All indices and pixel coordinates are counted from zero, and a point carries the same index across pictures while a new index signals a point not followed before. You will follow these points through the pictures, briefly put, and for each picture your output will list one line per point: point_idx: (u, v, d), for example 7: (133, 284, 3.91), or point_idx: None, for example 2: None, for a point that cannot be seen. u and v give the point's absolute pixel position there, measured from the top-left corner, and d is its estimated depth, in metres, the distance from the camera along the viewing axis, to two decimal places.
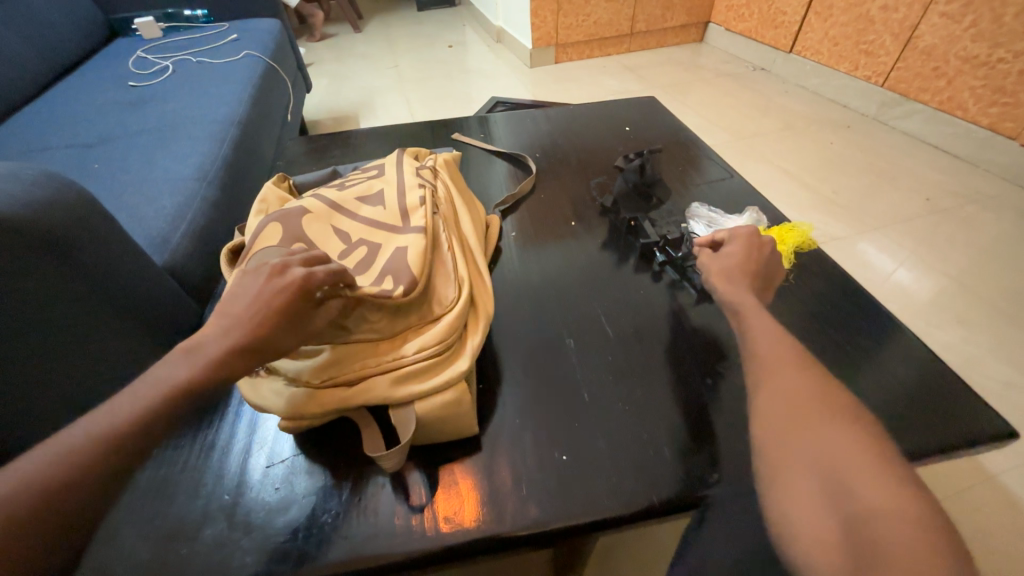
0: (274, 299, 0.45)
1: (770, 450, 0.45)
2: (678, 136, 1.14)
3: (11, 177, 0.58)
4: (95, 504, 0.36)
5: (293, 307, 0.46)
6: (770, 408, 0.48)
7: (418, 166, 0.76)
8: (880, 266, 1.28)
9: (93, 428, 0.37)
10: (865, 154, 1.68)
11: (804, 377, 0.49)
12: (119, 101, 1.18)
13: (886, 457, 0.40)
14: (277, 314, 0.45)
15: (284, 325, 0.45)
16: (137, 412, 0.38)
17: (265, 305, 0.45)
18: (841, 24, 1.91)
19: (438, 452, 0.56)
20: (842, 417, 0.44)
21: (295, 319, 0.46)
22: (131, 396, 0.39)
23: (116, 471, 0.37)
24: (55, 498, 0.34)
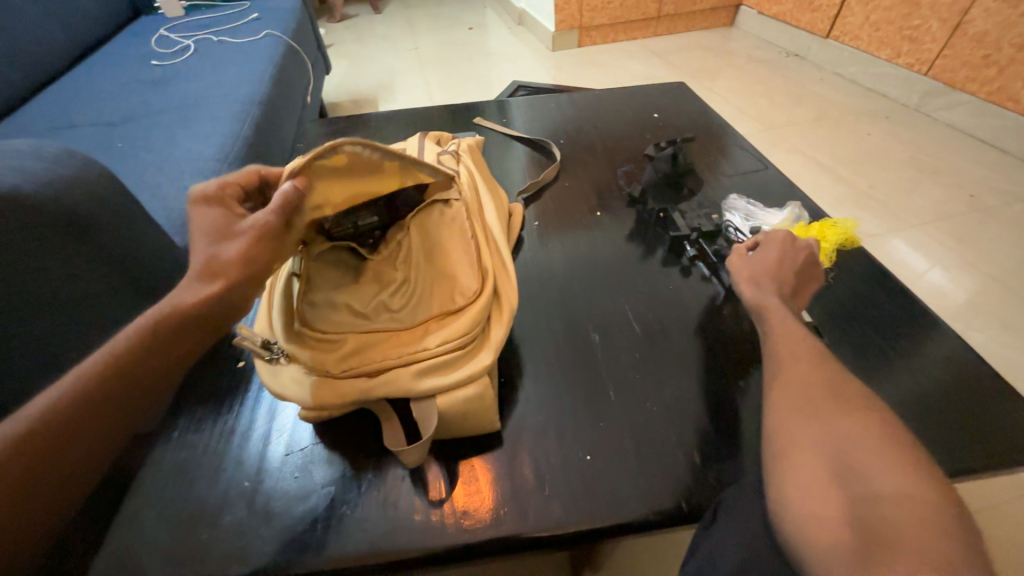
0: (197, 219, 0.47)
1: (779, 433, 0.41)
2: (709, 124, 1.09)
3: (32, 155, 0.57)
4: (79, 438, 0.39)
5: (215, 214, 0.48)
6: (775, 394, 0.45)
7: (440, 151, 0.73)
8: (914, 265, 1.22)
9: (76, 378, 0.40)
10: (904, 146, 1.60)
11: (814, 363, 0.45)
12: (142, 79, 1.18)
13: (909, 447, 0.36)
14: (208, 227, 0.46)
15: (222, 232, 0.46)
16: (111, 358, 0.41)
17: (196, 227, 0.46)
18: (884, 8, 1.80)
19: (459, 446, 0.55)
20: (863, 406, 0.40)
21: (225, 222, 0.47)
22: (108, 347, 0.42)
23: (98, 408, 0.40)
24: (46, 432, 0.39)
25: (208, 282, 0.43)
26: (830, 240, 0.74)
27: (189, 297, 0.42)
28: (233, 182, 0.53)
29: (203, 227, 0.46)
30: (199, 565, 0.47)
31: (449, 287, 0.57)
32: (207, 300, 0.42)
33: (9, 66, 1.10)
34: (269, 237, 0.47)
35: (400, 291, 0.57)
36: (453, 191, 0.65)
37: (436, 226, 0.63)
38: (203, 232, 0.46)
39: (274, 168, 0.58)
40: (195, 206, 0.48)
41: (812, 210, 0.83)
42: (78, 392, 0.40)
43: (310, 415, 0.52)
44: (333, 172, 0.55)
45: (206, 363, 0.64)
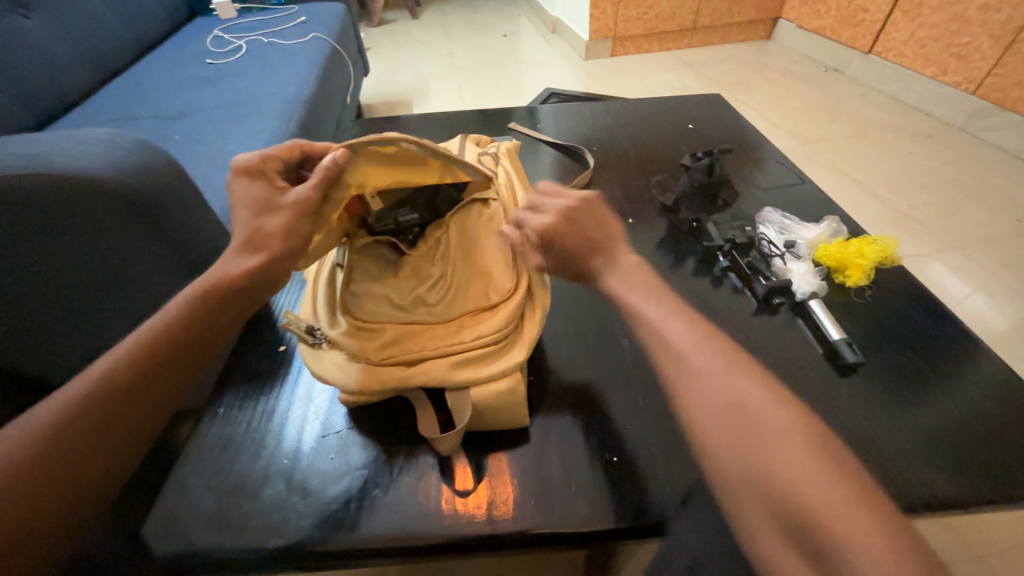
0: (239, 191, 0.51)
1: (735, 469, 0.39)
2: (744, 137, 1.08)
3: (110, 143, 0.62)
4: (132, 398, 0.40)
5: (257, 188, 0.50)
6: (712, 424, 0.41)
7: (480, 152, 0.76)
8: (952, 288, 1.19)
9: (126, 345, 0.42)
10: (947, 167, 1.55)
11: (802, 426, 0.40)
12: (198, 77, 1.25)
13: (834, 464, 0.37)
14: (251, 200, 0.50)
15: (264, 206, 0.49)
16: (162, 327, 0.43)
17: (239, 200, 0.50)
18: (930, 25, 1.75)
19: (488, 438, 0.57)
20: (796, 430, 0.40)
21: (268, 195, 0.50)
22: (158, 317, 0.44)
23: (154, 373, 0.42)
24: (105, 392, 0.40)
25: (249, 257, 0.47)
26: (870, 256, 0.73)
27: (234, 270, 0.47)
28: (276, 156, 0.54)
29: (245, 199, 0.50)
30: (240, 535, 0.49)
31: (484, 283, 0.59)
32: (249, 274, 0.47)
33: (79, 61, 1.18)
34: (308, 211, 0.50)
35: (437, 286, 0.59)
36: (492, 192, 0.67)
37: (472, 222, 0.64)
38: (245, 204, 0.50)
39: (318, 144, 0.58)
40: (238, 177, 0.51)
41: (850, 227, 0.82)
42: (130, 358, 0.42)
43: (350, 399, 0.54)
44: (382, 163, 0.54)
45: (251, 346, 0.67)
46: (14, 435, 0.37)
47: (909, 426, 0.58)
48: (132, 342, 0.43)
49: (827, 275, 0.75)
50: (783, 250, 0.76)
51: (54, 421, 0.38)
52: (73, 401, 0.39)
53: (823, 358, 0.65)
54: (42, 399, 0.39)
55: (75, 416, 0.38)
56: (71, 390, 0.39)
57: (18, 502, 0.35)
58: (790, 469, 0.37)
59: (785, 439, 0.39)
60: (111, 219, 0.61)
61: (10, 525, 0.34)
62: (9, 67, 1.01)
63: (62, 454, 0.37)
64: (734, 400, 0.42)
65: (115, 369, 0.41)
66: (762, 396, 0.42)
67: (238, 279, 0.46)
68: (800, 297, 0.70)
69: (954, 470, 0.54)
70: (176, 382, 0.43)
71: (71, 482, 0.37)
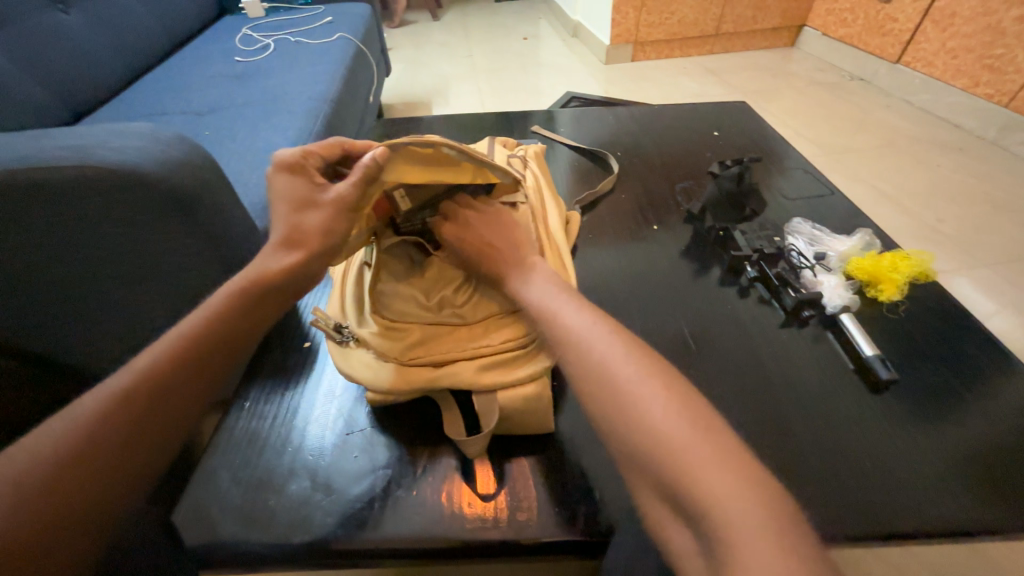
0: (280, 186, 0.51)
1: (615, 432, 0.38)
2: (771, 145, 1.07)
3: (151, 137, 0.63)
4: (168, 392, 0.41)
5: (297, 184, 0.51)
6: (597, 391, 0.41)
7: (509, 155, 0.76)
8: (979, 305, 1.16)
9: (168, 338, 0.43)
10: (976, 180, 1.51)
11: (679, 394, 0.38)
12: (228, 74, 1.27)
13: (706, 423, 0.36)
14: (291, 196, 0.50)
15: (304, 202, 0.50)
16: (203, 321, 0.44)
17: (280, 195, 0.51)
18: (962, 35, 1.71)
19: (512, 444, 0.57)
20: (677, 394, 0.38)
21: (309, 191, 0.51)
22: (199, 310, 0.45)
23: (191, 367, 0.42)
24: (144, 384, 0.40)
25: (288, 253, 0.49)
26: (903, 271, 0.72)
27: (274, 265, 0.48)
28: (317, 152, 0.55)
29: (286, 194, 0.51)
30: (265, 529, 0.50)
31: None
32: (287, 269, 0.48)
33: (115, 56, 1.21)
34: (347, 209, 0.51)
35: (464, 289, 0.58)
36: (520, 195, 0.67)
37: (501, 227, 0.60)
38: (286, 200, 0.50)
39: (359, 141, 0.58)
40: (279, 172, 0.52)
41: (882, 240, 0.80)
42: (171, 351, 0.42)
43: (377, 398, 0.55)
44: (419, 164, 0.53)
45: (279, 341, 0.68)
46: (59, 426, 0.38)
47: (945, 448, 0.56)
48: (172, 336, 0.43)
49: (858, 289, 0.73)
50: (813, 262, 0.74)
51: (98, 412, 0.38)
52: (116, 394, 0.40)
53: (854, 374, 0.63)
54: (85, 392, 0.40)
55: (118, 408, 0.39)
56: (115, 382, 0.40)
57: (64, 492, 0.35)
58: (661, 435, 0.35)
59: (650, 404, 0.37)
60: (149, 211, 0.62)
61: (58, 514, 0.35)
62: (50, 61, 1.05)
63: (105, 445, 0.37)
64: (607, 377, 0.40)
65: (156, 363, 0.41)
66: (633, 368, 0.40)
67: (277, 275, 0.48)
68: (831, 310, 0.69)
69: (992, 495, 0.52)
70: (213, 376, 0.44)
71: (116, 472, 0.37)
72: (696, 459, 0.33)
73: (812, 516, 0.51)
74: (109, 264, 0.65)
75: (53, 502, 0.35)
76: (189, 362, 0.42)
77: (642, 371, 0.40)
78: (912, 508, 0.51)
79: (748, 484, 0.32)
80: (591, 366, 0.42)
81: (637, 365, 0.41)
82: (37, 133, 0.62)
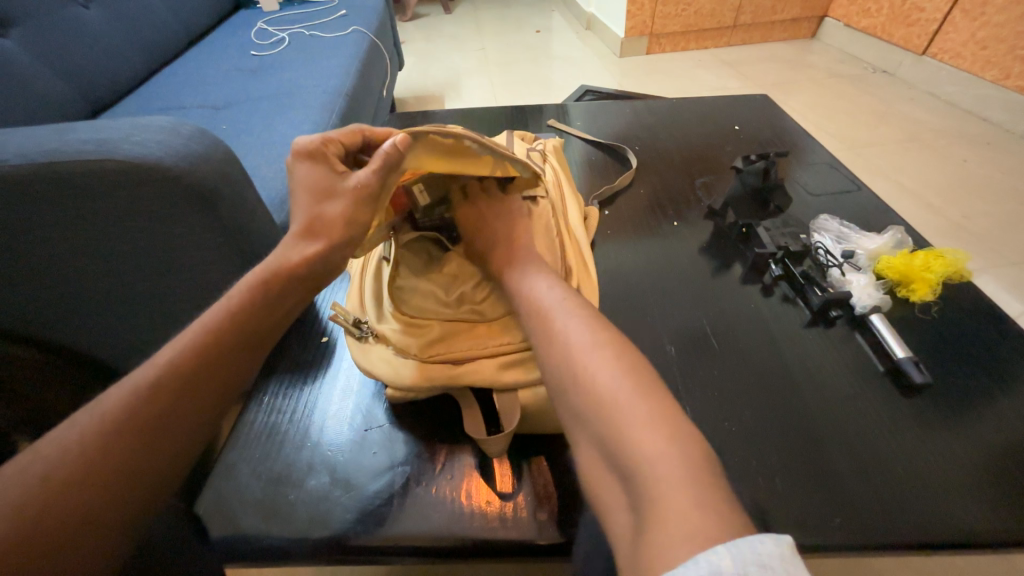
0: (301, 175, 0.51)
1: (565, 392, 0.42)
2: (793, 139, 1.04)
3: (172, 130, 0.62)
4: (194, 384, 0.41)
5: (317, 172, 0.50)
6: (554, 356, 0.45)
7: (529, 148, 0.75)
8: (1007, 305, 1.12)
9: (191, 331, 0.43)
10: (1004, 176, 1.46)
11: (627, 359, 0.42)
12: (244, 67, 1.27)
13: (648, 387, 0.39)
14: (312, 186, 0.50)
15: (325, 191, 0.49)
16: (225, 314, 0.44)
17: (301, 184, 0.50)
18: (993, 25, 1.64)
19: (532, 443, 0.56)
20: (625, 361, 0.42)
21: (328, 180, 0.50)
22: (221, 302, 0.45)
23: (214, 361, 0.42)
24: (168, 376, 0.40)
25: (308, 244, 0.48)
26: (936, 270, 0.69)
27: (295, 256, 0.48)
28: (337, 139, 0.54)
29: (307, 183, 0.50)
30: (286, 523, 0.50)
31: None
32: (309, 260, 0.48)
33: (133, 51, 1.22)
34: (367, 198, 0.49)
35: (483, 284, 0.58)
36: (539, 189, 0.66)
37: (518, 221, 0.60)
38: (307, 189, 0.50)
39: (379, 129, 0.57)
40: (299, 160, 0.51)
41: (912, 238, 0.78)
42: (193, 345, 0.42)
43: (394, 394, 0.54)
44: (441, 157, 0.52)
45: (296, 337, 0.68)
46: (86, 419, 0.38)
47: (980, 454, 0.54)
48: (194, 330, 0.43)
49: (888, 289, 0.71)
50: (842, 260, 0.72)
51: (122, 405, 0.39)
52: (139, 387, 0.40)
53: (886, 376, 0.61)
54: (110, 386, 0.40)
55: (141, 402, 0.39)
56: (140, 373, 0.40)
57: (90, 484, 0.35)
58: (606, 395, 0.39)
59: (600, 368, 0.41)
60: (170, 205, 0.62)
61: (85, 506, 0.35)
62: (70, 56, 1.05)
63: (130, 438, 0.37)
64: (563, 343, 0.45)
65: (179, 355, 0.42)
66: (588, 337, 0.45)
67: (298, 267, 0.47)
68: (860, 310, 0.67)
69: None
70: (235, 369, 0.43)
71: (143, 462, 0.37)
72: (633, 415, 0.37)
73: (841, 521, 0.49)
74: (131, 258, 0.66)
75: (80, 494, 0.35)
76: (212, 356, 0.42)
77: (597, 339, 0.44)
78: (945, 514, 0.50)
79: (675, 439, 0.35)
80: (552, 335, 0.46)
81: (593, 335, 0.45)
82: (59, 127, 0.62)
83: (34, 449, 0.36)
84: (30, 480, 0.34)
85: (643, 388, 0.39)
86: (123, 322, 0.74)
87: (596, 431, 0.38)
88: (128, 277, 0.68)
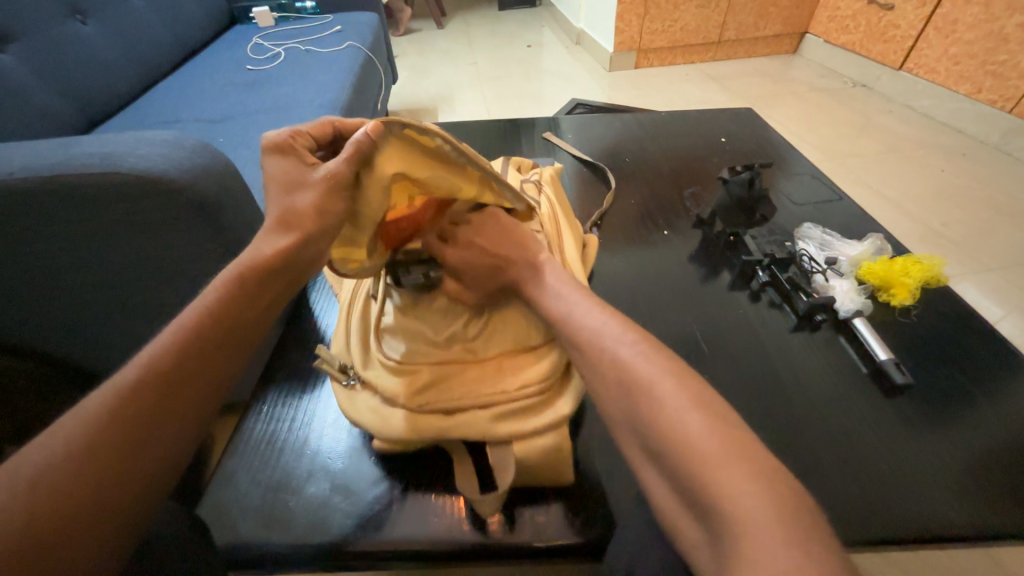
0: (271, 170, 0.47)
1: (632, 433, 0.38)
2: (777, 151, 1.08)
3: (175, 144, 0.63)
4: (181, 388, 0.40)
5: (287, 163, 0.47)
6: (613, 388, 0.40)
7: (523, 179, 0.75)
8: (984, 310, 1.16)
9: (173, 330, 0.42)
10: (980, 186, 1.52)
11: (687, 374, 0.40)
12: (240, 82, 1.29)
13: (727, 423, 0.34)
14: (281, 178, 0.46)
15: (294, 182, 0.46)
16: (206, 312, 0.42)
17: (270, 177, 0.47)
18: (964, 41, 1.71)
19: (530, 490, 0.53)
20: (695, 393, 0.37)
21: (299, 172, 0.46)
22: (202, 298, 0.43)
23: (202, 362, 0.41)
24: (154, 374, 0.39)
25: (283, 234, 0.45)
26: (914, 276, 0.72)
27: (270, 248, 0.45)
28: (308, 132, 0.51)
29: (278, 177, 0.46)
30: (286, 530, 0.50)
31: (525, 318, 0.55)
32: (282, 252, 0.45)
33: (130, 65, 1.23)
34: (341, 189, 0.46)
35: (476, 321, 0.55)
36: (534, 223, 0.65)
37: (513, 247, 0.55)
38: (277, 182, 0.46)
39: (352, 120, 0.54)
40: (269, 154, 0.47)
41: (892, 245, 0.81)
42: (178, 343, 0.41)
43: (383, 446, 0.53)
44: (416, 156, 0.48)
45: (294, 346, 0.69)
46: (68, 424, 0.37)
47: (960, 453, 0.56)
48: (178, 328, 0.42)
49: (871, 294, 0.74)
50: (825, 267, 0.74)
51: (105, 409, 0.37)
52: (123, 388, 0.38)
53: (869, 378, 0.64)
54: (96, 389, 0.39)
55: (128, 404, 0.38)
56: (124, 377, 0.39)
57: (78, 488, 0.34)
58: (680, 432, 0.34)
59: (668, 400, 0.36)
60: (172, 217, 0.63)
61: (73, 508, 0.33)
62: (68, 70, 1.06)
63: (118, 441, 0.36)
64: (622, 375, 0.40)
65: (161, 356, 0.40)
66: (651, 366, 0.39)
67: (274, 259, 0.45)
68: (844, 315, 0.69)
69: (1010, 500, 0.52)
70: (225, 370, 0.42)
71: (135, 468, 0.36)
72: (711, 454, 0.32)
73: (829, 519, 0.51)
74: (131, 270, 0.66)
75: (67, 499, 0.33)
76: (197, 358, 0.41)
77: (660, 367, 0.39)
78: (930, 510, 0.52)
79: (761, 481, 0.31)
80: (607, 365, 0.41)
81: (653, 363, 0.40)
82: (62, 140, 0.63)
83: (17, 455, 0.35)
84: (15, 485, 0.33)
85: (716, 417, 0.35)
86: (119, 334, 0.74)
87: (671, 473, 0.34)
88: (126, 287, 0.68)
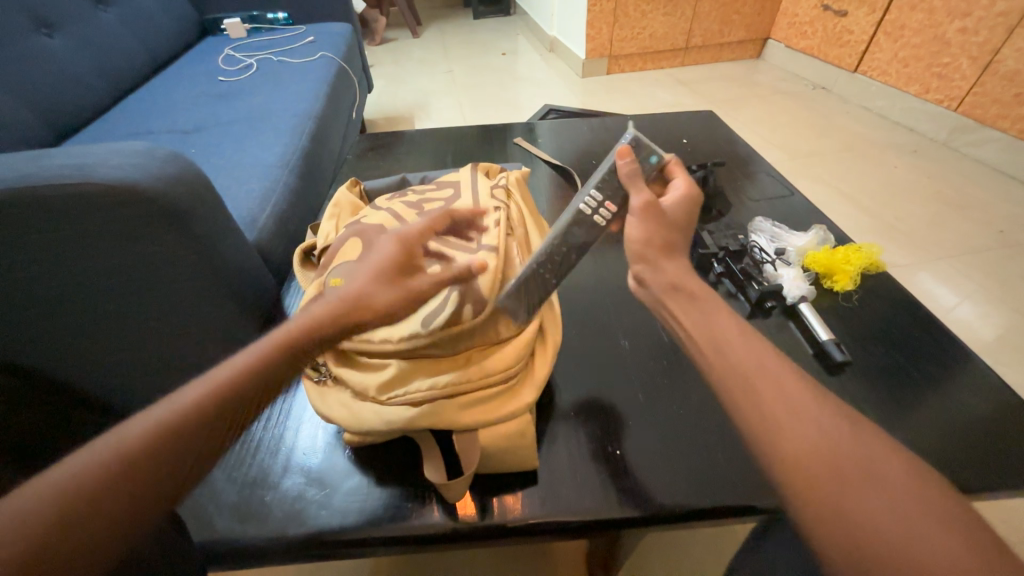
0: (386, 251, 0.57)
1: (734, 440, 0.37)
2: (737, 151, 1.14)
3: (147, 155, 0.65)
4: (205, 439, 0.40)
5: (396, 252, 0.57)
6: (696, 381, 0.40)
7: (493, 184, 0.79)
8: (941, 298, 1.23)
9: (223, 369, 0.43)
10: (930, 180, 1.61)
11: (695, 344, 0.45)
12: (213, 93, 1.30)
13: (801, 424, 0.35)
14: (384, 268, 0.55)
15: (395, 275, 0.54)
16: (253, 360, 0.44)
17: (378, 259, 0.56)
18: (912, 46, 1.83)
19: (500, 478, 0.56)
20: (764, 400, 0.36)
21: (398, 266, 0.55)
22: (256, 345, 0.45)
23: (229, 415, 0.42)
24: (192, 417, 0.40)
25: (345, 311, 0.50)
26: (855, 262, 0.78)
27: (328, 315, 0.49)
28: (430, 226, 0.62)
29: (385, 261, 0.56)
30: (264, 523, 0.52)
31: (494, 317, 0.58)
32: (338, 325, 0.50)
33: (100, 76, 1.23)
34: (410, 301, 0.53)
35: None
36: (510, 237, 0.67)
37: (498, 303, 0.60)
38: (384, 265, 0.55)
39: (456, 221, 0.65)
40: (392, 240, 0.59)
41: (837, 235, 0.87)
42: (223, 388, 0.42)
43: (353, 438, 0.55)
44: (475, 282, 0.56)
45: None
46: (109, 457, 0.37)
47: (895, 424, 0.61)
48: (231, 369, 0.43)
49: (817, 281, 0.79)
50: (774, 257, 0.79)
51: (144, 446, 0.38)
52: (161, 426, 0.39)
53: (813, 358, 0.68)
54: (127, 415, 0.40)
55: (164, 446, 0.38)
56: (158, 414, 0.39)
57: (85, 516, 0.35)
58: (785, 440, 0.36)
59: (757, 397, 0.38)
60: (147, 224, 0.65)
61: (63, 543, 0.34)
62: (37, 84, 1.06)
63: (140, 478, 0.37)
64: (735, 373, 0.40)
65: (202, 400, 0.41)
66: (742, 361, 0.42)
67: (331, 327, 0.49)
68: (790, 300, 0.74)
69: (934, 460, 0.57)
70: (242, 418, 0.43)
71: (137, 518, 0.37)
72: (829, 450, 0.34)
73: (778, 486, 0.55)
74: (101, 277, 0.67)
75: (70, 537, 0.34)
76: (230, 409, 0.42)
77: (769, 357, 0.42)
78: None
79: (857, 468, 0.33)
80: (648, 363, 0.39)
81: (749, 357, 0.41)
82: (34, 152, 0.63)
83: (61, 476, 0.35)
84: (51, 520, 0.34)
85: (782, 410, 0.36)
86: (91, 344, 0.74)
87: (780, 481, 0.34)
88: (98, 295, 0.69)
